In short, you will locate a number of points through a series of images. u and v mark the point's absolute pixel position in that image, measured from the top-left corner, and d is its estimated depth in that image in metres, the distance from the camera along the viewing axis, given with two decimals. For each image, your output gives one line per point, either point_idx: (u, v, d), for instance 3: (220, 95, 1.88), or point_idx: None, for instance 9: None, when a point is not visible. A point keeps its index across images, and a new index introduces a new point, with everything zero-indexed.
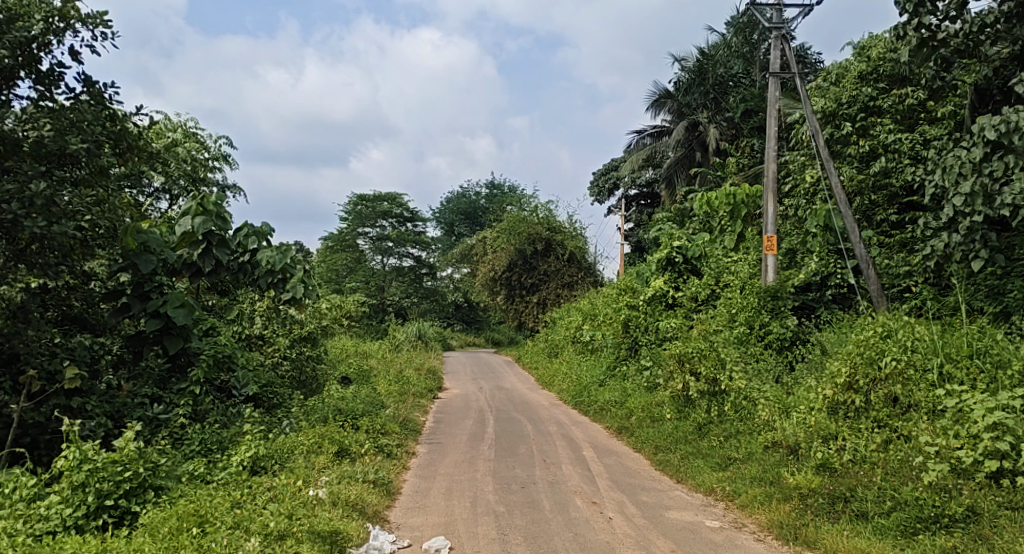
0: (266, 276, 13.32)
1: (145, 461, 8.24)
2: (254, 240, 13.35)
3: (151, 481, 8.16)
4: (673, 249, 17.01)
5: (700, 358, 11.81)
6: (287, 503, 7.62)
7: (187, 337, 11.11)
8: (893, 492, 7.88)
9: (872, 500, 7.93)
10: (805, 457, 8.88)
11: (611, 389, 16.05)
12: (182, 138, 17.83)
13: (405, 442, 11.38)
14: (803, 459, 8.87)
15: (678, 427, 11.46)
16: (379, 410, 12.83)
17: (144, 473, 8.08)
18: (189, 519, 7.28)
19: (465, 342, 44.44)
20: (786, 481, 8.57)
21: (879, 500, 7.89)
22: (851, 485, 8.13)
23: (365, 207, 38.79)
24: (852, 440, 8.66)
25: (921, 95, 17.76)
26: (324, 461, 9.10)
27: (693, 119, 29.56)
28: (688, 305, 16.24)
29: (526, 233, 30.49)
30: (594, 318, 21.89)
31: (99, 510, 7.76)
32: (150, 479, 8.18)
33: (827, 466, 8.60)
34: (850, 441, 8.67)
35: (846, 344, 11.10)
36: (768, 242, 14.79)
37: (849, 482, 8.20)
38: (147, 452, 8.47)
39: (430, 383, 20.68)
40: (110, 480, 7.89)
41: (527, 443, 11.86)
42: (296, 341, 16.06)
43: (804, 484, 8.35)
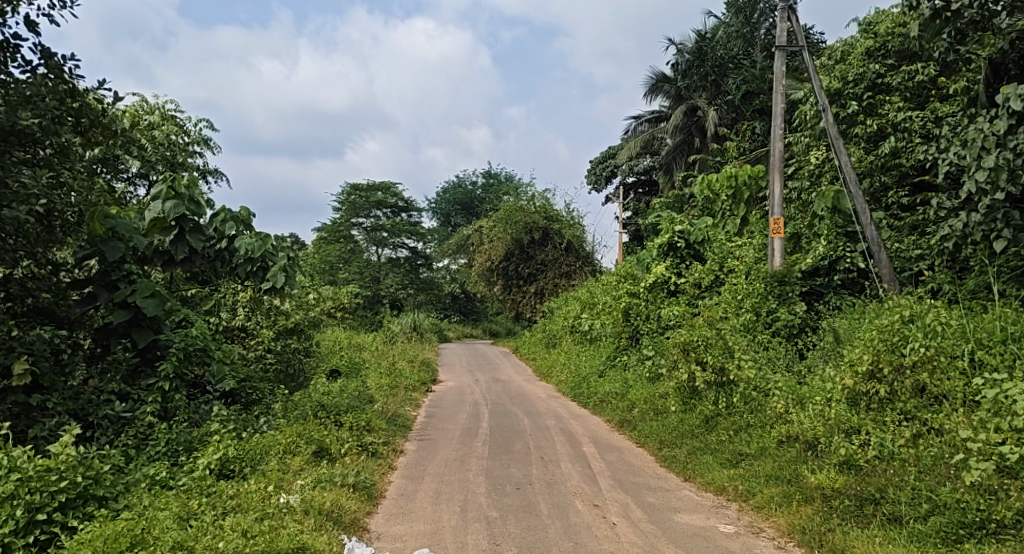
0: (245, 264, 12.62)
1: (87, 470, 7.55)
2: (232, 226, 12.71)
3: (93, 491, 7.43)
4: (674, 234, 16.24)
5: (706, 346, 11.13)
6: (247, 517, 6.89)
7: (157, 329, 10.45)
8: (930, 493, 7.20)
9: (906, 502, 7.24)
10: (826, 453, 8.19)
11: (612, 381, 15.35)
12: (160, 121, 17.19)
13: (393, 439, 10.68)
14: (824, 456, 8.18)
15: (684, 420, 10.74)
16: (366, 405, 12.13)
17: (82, 483, 7.36)
18: (125, 538, 6.49)
19: (462, 333, 43.74)
20: (806, 480, 7.89)
21: (914, 502, 7.22)
22: (880, 486, 7.45)
23: (359, 197, 38.15)
24: (878, 434, 7.96)
25: (932, 71, 16.92)
26: (300, 462, 8.41)
27: (693, 103, 28.57)
28: (690, 292, 15.52)
29: (523, 221, 29.77)
30: (594, 307, 21.19)
31: (30, 526, 6.97)
32: (91, 489, 7.44)
33: (850, 463, 7.92)
34: (875, 435, 7.98)
35: (863, 331, 10.38)
36: (774, 225, 14.07)
37: (878, 482, 7.52)
38: (90, 460, 7.74)
39: (424, 376, 19.97)
40: (44, 491, 7.16)
41: (523, 439, 11.14)
42: (281, 334, 15.34)
43: (827, 484, 7.68)
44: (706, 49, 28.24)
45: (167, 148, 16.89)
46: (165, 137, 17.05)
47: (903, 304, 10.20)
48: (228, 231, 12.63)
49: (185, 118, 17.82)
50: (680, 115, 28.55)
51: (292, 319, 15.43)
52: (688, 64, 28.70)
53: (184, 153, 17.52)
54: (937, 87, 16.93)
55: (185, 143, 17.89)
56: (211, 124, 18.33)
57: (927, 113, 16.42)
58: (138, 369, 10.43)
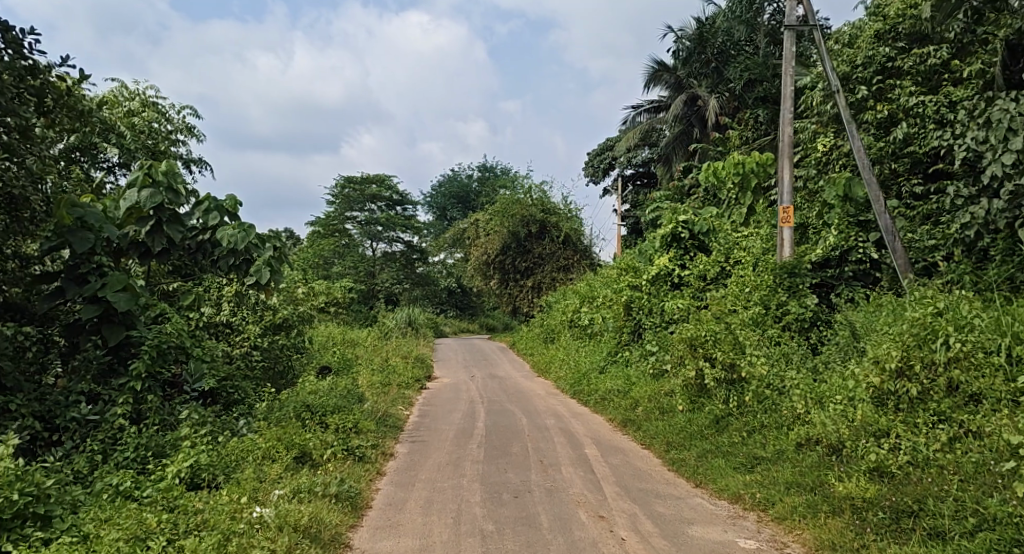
0: (227, 256, 11.92)
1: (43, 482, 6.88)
2: (216, 216, 11.96)
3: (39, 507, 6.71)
4: (678, 224, 15.52)
5: (715, 342, 10.50)
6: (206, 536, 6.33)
7: (130, 325, 9.74)
8: (976, 504, 6.58)
9: (949, 516, 6.59)
10: (852, 459, 7.58)
11: (614, 377, 14.72)
12: (141, 109, 16.52)
13: (382, 442, 10.03)
14: (851, 462, 7.57)
15: (692, 420, 10.10)
16: (355, 405, 11.48)
17: (19, 502, 6.53)
18: None
19: (458, 328, 43.14)
20: (834, 489, 7.29)
21: (957, 515, 6.59)
22: (918, 496, 6.82)
23: (353, 190, 37.36)
24: (910, 438, 7.37)
25: (944, 54, 16.18)
26: (279, 470, 7.78)
27: (693, 92, 28.21)
28: (695, 284, 14.87)
29: (519, 215, 29.22)
30: (593, 300, 20.56)
31: None
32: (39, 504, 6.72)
33: (881, 470, 7.33)
34: (907, 439, 7.38)
35: (884, 326, 9.73)
36: (783, 214, 13.46)
37: (915, 491, 6.90)
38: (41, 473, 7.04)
39: (418, 372, 19.34)
40: None
41: (521, 440, 10.52)
42: (269, 331, 14.66)
43: (858, 495, 7.07)
44: (707, 36, 27.62)
45: (148, 136, 16.21)
46: (145, 125, 16.36)
47: (926, 298, 9.55)
48: (211, 221, 11.87)
49: (168, 105, 17.19)
50: (680, 104, 28.14)
51: (279, 315, 14.76)
52: (688, 51, 28.10)
53: (165, 142, 16.85)
54: (951, 70, 16.17)
55: (167, 132, 17.24)
56: (194, 112, 17.69)
57: (940, 98, 15.72)
58: (110, 368, 9.76)
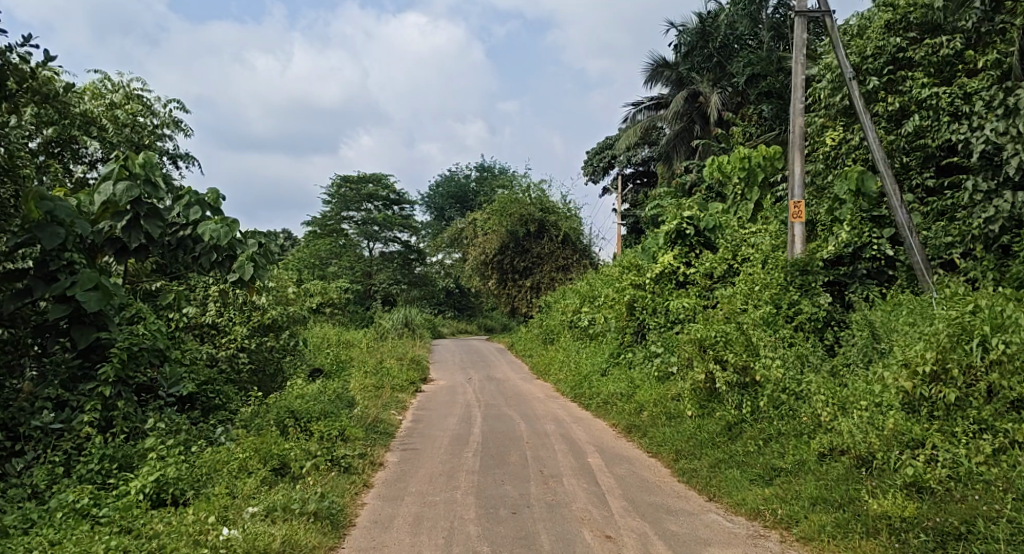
0: (210, 253, 11.29)
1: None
2: (197, 210, 11.33)
3: None
4: (683, 220, 14.89)
5: (726, 343, 9.87)
6: None
7: (102, 326, 9.08)
8: None
9: (1003, 540, 6.02)
10: (886, 472, 7.00)
11: (616, 380, 14.11)
12: (124, 100, 15.85)
13: (371, 451, 9.40)
14: (883, 476, 6.97)
15: (702, 427, 9.46)
16: (343, 411, 10.84)
17: None
18: None
19: (456, 329, 42.55)
20: (868, 507, 6.70)
21: (1012, 538, 6.02)
22: (965, 517, 6.24)
23: (349, 190, 36.79)
24: (950, 450, 6.80)
25: (958, 44, 15.31)
26: (253, 485, 7.17)
27: (693, 89, 27.75)
28: (701, 283, 14.24)
29: (518, 214, 28.55)
30: (594, 300, 19.93)
31: None
32: None
33: (918, 485, 6.74)
34: (948, 452, 6.80)
35: (909, 329, 9.07)
36: (793, 210, 12.87)
37: (961, 510, 6.32)
38: None
39: (413, 375, 18.71)
40: None
41: (519, 448, 9.90)
42: (256, 333, 14.01)
43: (896, 514, 6.50)
44: (710, 30, 27.01)
45: (131, 129, 15.56)
46: (128, 117, 15.69)
47: (953, 300, 8.86)
48: (192, 216, 11.25)
49: (153, 98, 16.53)
50: (681, 99, 27.44)
51: (267, 315, 14.11)
52: (689, 46, 27.41)
53: (149, 136, 16.20)
54: (965, 62, 15.39)
55: (152, 126, 16.58)
56: (180, 105, 17.02)
57: (955, 89, 14.83)
58: (79, 373, 9.12)
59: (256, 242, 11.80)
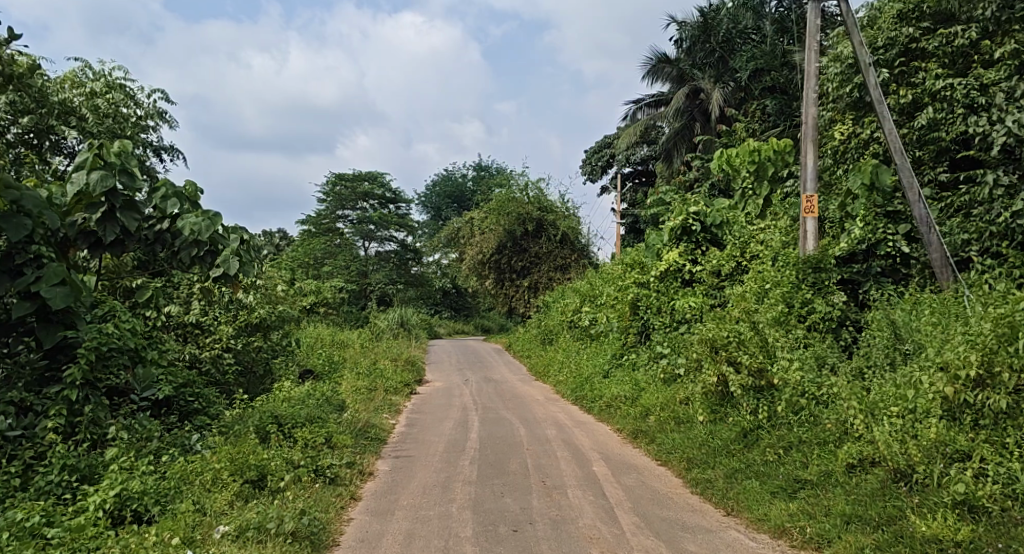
0: (190, 248, 10.64)
1: None
2: (175, 202, 10.67)
3: None
4: (689, 216, 14.22)
5: (739, 344, 9.24)
6: None
7: (71, 324, 8.42)
8: None
9: None
10: (929, 489, 6.48)
11: (619, 383, 13.46)
12: (105, 90, 15.21)
13: (359, 459, 8.77)
14: (926, 492, 6.45)
15: (714, 434, 8.82)
16: (329, 416, 10.17)
17: None
18: None
19: (453, 329, 41.92)
20: (914, 528, 6.22)
21: None
22: None
23: (344, 187, 36.22)
24: (1004, 464, 6.27)
25: (973, 34, 13.72)
26: (224, 502, 6.60)
27: (693, 86, 26.63)
28: (707, 281, 13.62)
29: (516, 212, 27.89)
30: (595, 300, 19.28)
31: None
32: None
33: (970, 504, 6.21)
34: (1002, 465, 6.28)
35: (939, 336, 8.38)
36: (806, 204, 12.25)
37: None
38: None
39: (408, 376, 18.06)
40: None
41: (520, 455, 9.29)
42: (241, 333, 13.33)
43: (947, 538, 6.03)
44: (712, 24, 26.38)
45: (112, 120, 14.93)
46: (110, 108, 15.06)
47: (988, 305, 8.12)
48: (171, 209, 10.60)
49: (136, 88, 15.90)
50: (683, 96, 26.61)
51: (254, 315, 13.45)
52: (692, 39, 26.85)
53: (132, 128, 15.57)
54: (981, 52, 13.71)
55: (136, 117, 15.97)
56: (165, 96, 16.38)
57: (971, 79, 13.25)
58: (46, 374, 8.50)
59: (240, 236, 11.13)
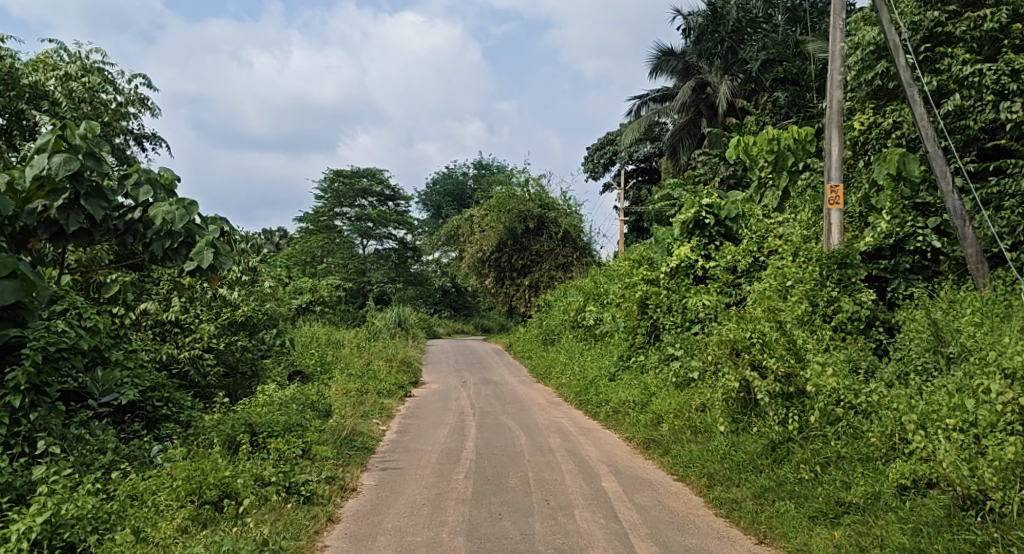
0: (161, 238, 9.61)
1: None
2: (148, 189, 9.67)
3: None
4: (702, 208, 13.34)
5: (763, 345, 8.35)
6: None
7: (23, 322, 7.29)
8: None
9: None
10: (1004, 520, 5.63)
11: (627, 388, 12.54)
12: (82, 73, 14.17)
13: (342, 472, 7.90)
14: (1005, 526, 5.59)
15: (737, 446, 7.94)
16: (312, 422, 9.28)
17: None
18: None
19: (452, 329, 41.01)
20: None
21: None
22: None
23: (342, 184, 35.19)
24: None
25: (1004, 17, 12.57)
26: (171, 532, 5.86)
27: (701, 78, 25.96)
28: (722, 278, 12.69)
29: (516, 209, 26.99)
30: (600, 299, 18.36)
31: None
32: None
33: None
34: None
35: (992, 343, 7.44)
36: (830, 194, 11.32)
37: None
38: None
39: (403, 378, 17.14)
40: None
41: (522, 467, 8.42)
42: (222, 332, 12.40)
43: None
44: (722, 13, 25.27)
45: (90, 106, 13.93)
46: (87, 92, 14.10)
47: None
48: (142, 196, 9.58)
49: (116, 72, 14.87)
50: (689, 90, 25.78)
51: (239, 312, 12.59)
52: (701, 29, 25.76)
53: (111, 115, 14.56)
54: (1011, 36, 12.57)
55: (116, 103, 15.01)
56: (147, 82, 15.39)
57: (1001, 65, 12.20)
58: None
59: (220, 229, 10.09)
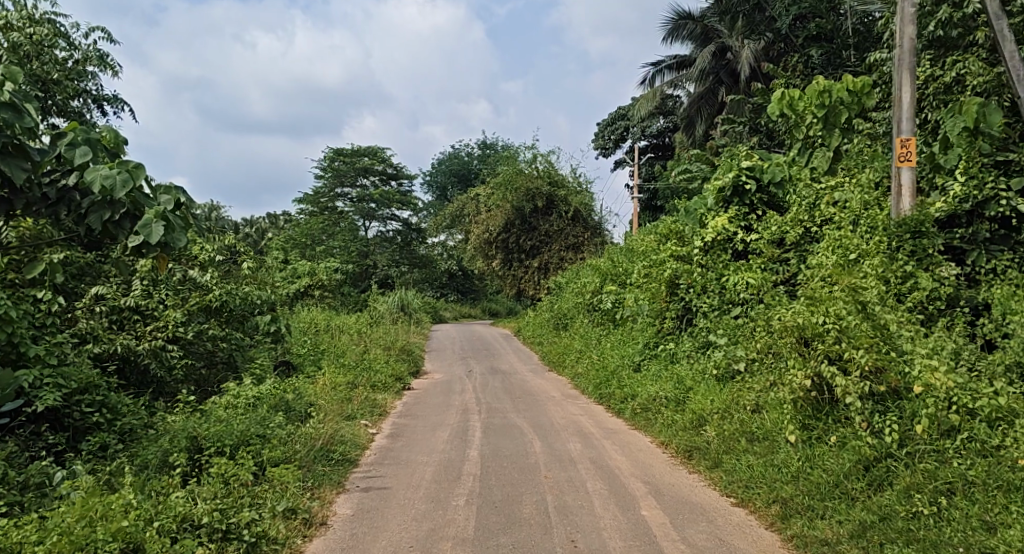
0: (99, 210, 7.22)
1: None
2: (85, 149, 7.19)
3: None
4: (742, 173, 11.54)
5: (841, 333, 6.55)
6: None
7: None
8: None
9: None
10: None
11: (656, 380, 10.79)
12: (29, 24, 12.27)
13: (309, 500, 6.25)
14: None
15: (813, 462, 6.21)
16: (279, 429, 7.57)
17: None
18: None
19: (458, 314, 39.32)
20: None
21: None
22: None
23: (343, 162, 33.17)
24: None
25: None
26: None
27: (722, 43, 23.96)
28: (766, 253, 10.90)
29: (525, 186, 25.14)
30: (621, 280, 16.55)
31: None
32: None
33: None
34: None
35: None
36: (901, 150, 9.42)
37: None
38: None
39: (401, 368, 15.41)
40: None
41: (542, 487, 6.74)
42: (189, 320, 10.62)
43: None
44: None
45: (37, 61, 12.05)
46: (36, 46, 12.22)
47: None
48: (77, 158, 7.14)
49: (71, 26, 13.01)
50: (708, 55, 23.91)
51: (210, 297, 10.82)
52: None
53: (64, 73, 12.72)
54: None
55: (72, 61, 13.14)
56: (108, 36, 13.54)
57: None
58: None
59: (176, 201, 7.51)
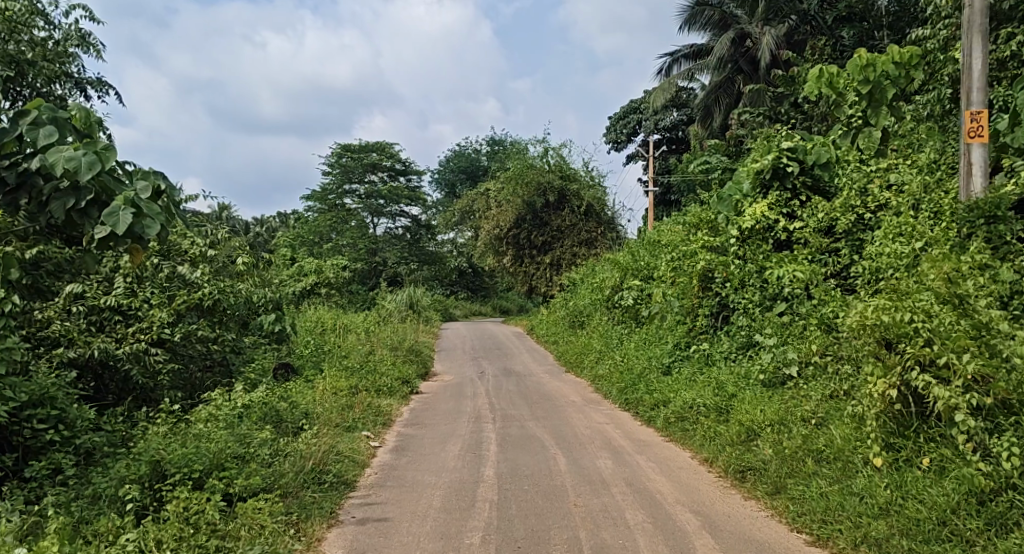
0: (61, 195, 6.10)
1: None
2: (51, 130, 6.05)
3: None
4: (783, 155, 10.39)
5: (936, 336, 5.47)
6: None
7: None
8: None
9: None
10: None
11: (691, 385, 9.66)
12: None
13: (297, 541, 5.25)
14: None
15: (913, 492, 5.24)
16: (264, 446, 6.50)
17: None
18: None
19: (468, 312, 38.23)
20: None
21: None
22: None
23: (350, 158, 32.09)
24: None
25: None
26: None
27: (740, 29, 22.66)
28: (813, 243, 9.79)
29: (537, 179, 24.03)
30: (643, 276, 15.40)
31: None
32: None
33: None
34: None
35: None
36: (971, 127, 7.67)
37: None
38: None
39: (408, 370, 14.31)
40: None
41: (576, 518, 5.69)
42: (175, 320, 9.51)
43: None
44: None
45: (10, 39, 11.01)
46: (10, 24, 11.18)
47: None
48: (41, 140, 5.99)
49: (48, 3, 11.98)
50: (727, 43, 22.62)
51: (198, 295, 9.74)
52: None
53: (41, 54, 11.68)
54: None
55: (49, 42, 12.08)
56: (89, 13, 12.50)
57: None
58: None
59: (155, 188, 6.32)
